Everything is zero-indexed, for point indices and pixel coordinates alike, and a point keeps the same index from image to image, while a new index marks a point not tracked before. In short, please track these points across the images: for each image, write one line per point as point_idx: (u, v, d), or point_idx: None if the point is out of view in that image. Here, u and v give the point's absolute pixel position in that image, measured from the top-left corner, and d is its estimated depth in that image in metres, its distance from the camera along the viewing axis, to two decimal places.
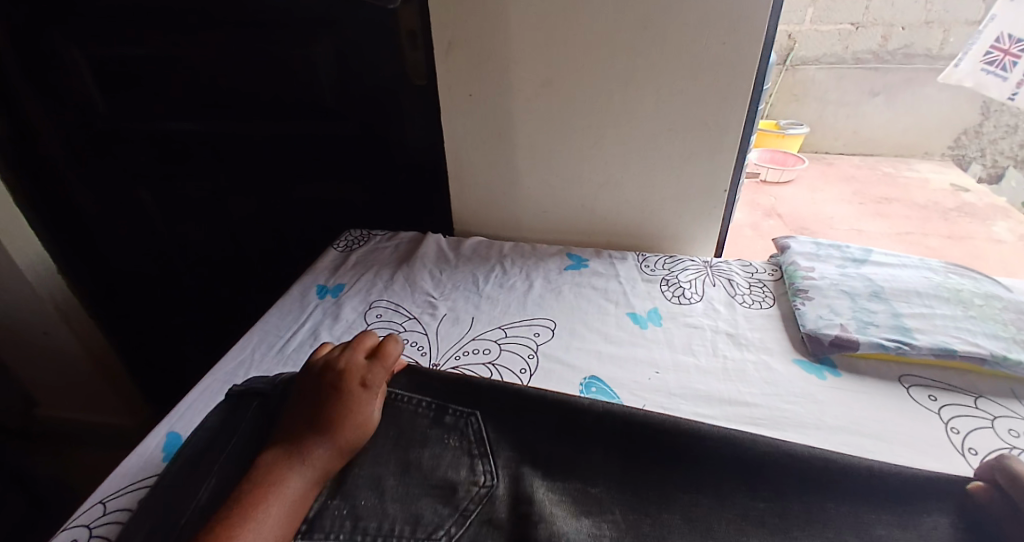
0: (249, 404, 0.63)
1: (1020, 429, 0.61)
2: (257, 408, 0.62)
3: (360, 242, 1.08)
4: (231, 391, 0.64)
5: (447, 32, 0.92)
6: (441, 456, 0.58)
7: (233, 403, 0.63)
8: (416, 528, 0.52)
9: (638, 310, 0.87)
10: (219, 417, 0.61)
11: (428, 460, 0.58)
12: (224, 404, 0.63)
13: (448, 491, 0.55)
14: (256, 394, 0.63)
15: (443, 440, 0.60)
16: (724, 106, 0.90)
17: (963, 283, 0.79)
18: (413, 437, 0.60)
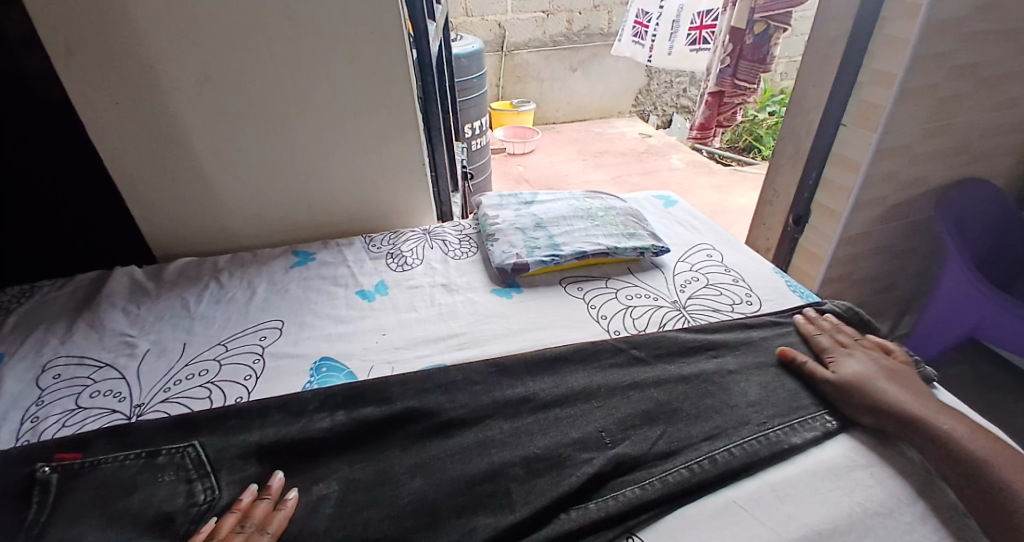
0: None
1: (634, 293, 0.88)
2: None
3: (18, 298, 0.88)
4: None
5: (59, 34, 0.81)
6: (154, 495, 0.54)
7: None
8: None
9: (366, 286, 0.93)
10: None
11: (138, 505, 0.53)
12: None
13: (163, 523, 0.51)
14: None
15: (156, 479, 0.55)
16: (392, 89, 1.01)
17: (594, 203, 1.07)
18: (118, 483, 0.55)
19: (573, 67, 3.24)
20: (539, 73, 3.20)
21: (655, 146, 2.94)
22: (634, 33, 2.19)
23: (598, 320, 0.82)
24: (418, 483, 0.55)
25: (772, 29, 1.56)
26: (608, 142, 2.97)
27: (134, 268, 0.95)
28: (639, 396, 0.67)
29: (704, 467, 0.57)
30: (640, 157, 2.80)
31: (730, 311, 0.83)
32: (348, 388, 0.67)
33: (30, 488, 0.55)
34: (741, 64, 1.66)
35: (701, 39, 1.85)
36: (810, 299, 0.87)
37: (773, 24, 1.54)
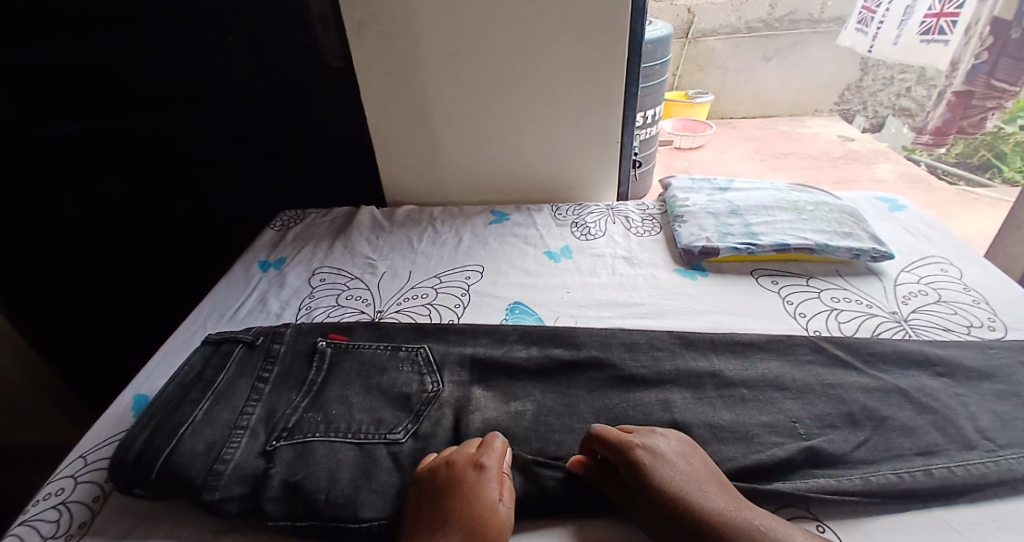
0: (222, 351, 0.71)
1: (840, 295, 0.81)
2: (226, 357, 0.70)
3: (295, 221, 1.15)
4: (208, 339, 0.72)
5: (355, 13, 1.01)
6: (396, 377, 0.68)
7: (209, 349, 0.71)
8: (379, 428, 0.61)
9: (552, 248, 1.02)
10: (196, 360, 0.69)
11: (387, 382, 0.67)
12: (201, 350, 0.71)
13: (404, 399, 0.65)
14: (228, 344, 0.72)
15: (397, 367, 0.69)
16: (603, 67, 1.06)
17: (799, 196, 1.00)
18: (372, 363, 0.70)
19: (767, 57, 2.87)
20: (724, 61, 2.89)
21: (858, 150, 2.55)
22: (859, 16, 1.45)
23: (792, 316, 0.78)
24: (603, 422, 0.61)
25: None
26: (797, 141, 2.67)
27: (372, 208, 1.17)
28: (841, 395, 0.63)
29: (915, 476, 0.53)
30: (833, 164, 2.41)
31: (965, 333, 0.71)
32: (542, 330, 0.75)
33: (314, 354, 0.72)
34: (1004, 60, 1.16)
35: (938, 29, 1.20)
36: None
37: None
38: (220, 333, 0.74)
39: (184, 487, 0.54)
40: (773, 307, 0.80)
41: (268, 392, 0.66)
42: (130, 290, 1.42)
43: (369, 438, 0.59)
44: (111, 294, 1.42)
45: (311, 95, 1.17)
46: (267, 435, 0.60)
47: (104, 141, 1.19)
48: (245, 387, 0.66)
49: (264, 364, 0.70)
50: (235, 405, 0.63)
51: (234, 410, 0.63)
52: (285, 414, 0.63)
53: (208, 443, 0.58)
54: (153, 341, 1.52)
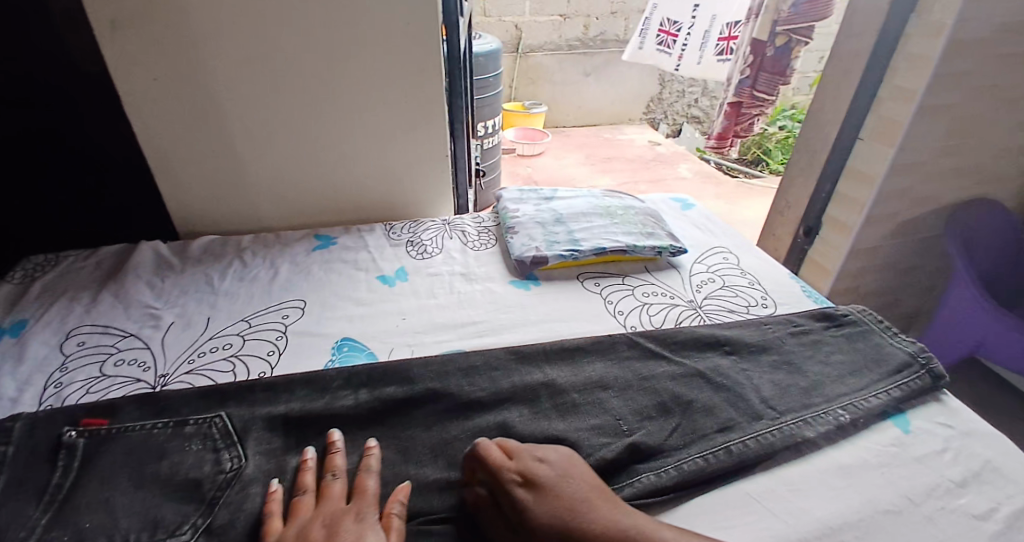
0: None
1: (651, 290, 0.89)
2: None
3: (42, 268, 0.89)
4: None
5: (103, 10, 0.82)
6: (180, 461, 0.55)
7: None
8: (154, 533, 0.48)
9: (386, 271, 0.94)
10: None
11: (167, 469, 0.54)
12: None
13: (192, 488, 0.52)
14: None
15: (183, 447, 0.56)
16: (424, 81, 1.03)
17: (613, 201, 1.08)
18: (146, 449, 0.56)
19: (585, 72, 3.24)
20: (552, 75, 3.21)
21: (665, 154, 2.95)
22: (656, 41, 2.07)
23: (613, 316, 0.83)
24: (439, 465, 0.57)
25: (793, 42, 1.56)
26: (618, 147, 3.04)
27: (158, 243, 0.96)
28: (657, 388, 0.68)
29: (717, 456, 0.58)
30: (648, 165, 2.80)
31: (745, 312, 0.84)
32: (371, 369, 0.68)
33: (59, 448, 0.55)
34: (762, 76, 1.66)
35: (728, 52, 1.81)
36: (823, 304, 0.87)
37: (795, 37, 1.55)
38: None
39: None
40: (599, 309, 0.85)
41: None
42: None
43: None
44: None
45: (52, 107, 0.89)
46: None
47: None
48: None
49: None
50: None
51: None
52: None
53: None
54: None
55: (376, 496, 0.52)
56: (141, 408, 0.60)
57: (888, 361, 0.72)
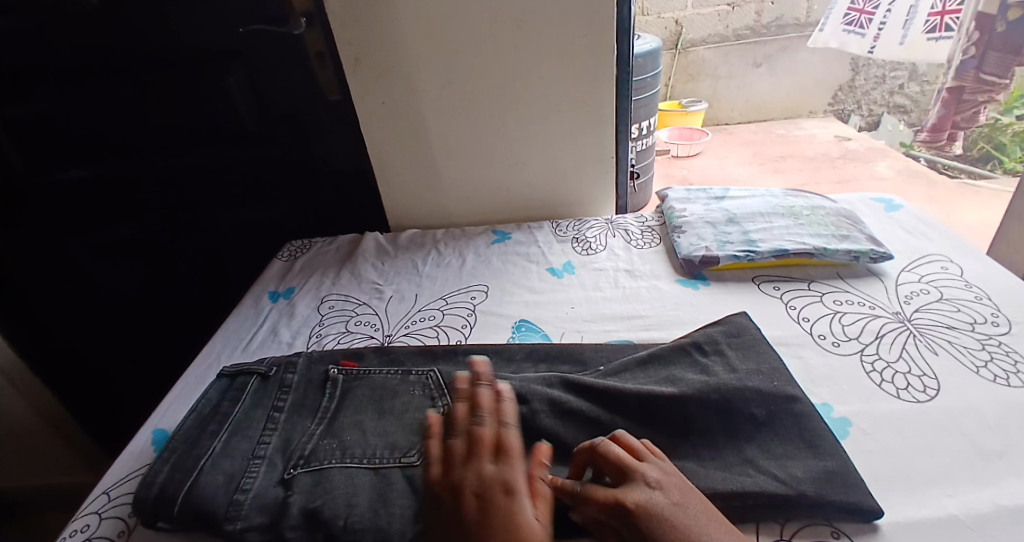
0: (238, 383, 0.73)
1: (843, 298, 0.82)
2: (241, 388, 0.72)
3: (301, 250, 1.17)
4: (225, 371, 0.74)
5: (352, 49, 1.06)
6: (408, 402, 0.69)
7: (226, 381, 0.73)
8: (393, 452, 0.62)
9: (555, 264, 1.03)
10: (213, 393, 0.71)
11: (400, 406, 0.68)
12: (218, 383, 0.73)
13: (417, 423, 0.65)
14: (245, 374, 0.74)
15: (409, 391, 0.71)
16: (598, 86, 1.09)
17: (796, 201, 1.01)
18: (384, 388, 0.72)
19: (757, 62, 2.98)
20: (715, 70, 3.02)
21: (855, 149, 2.53)
22: (843, 20, 1.57)
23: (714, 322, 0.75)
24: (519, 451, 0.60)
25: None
26: (794, 144, 2.72)
27: (377, 234, 1.19)
28: (750, 397, 0.60)
29: (834, 484, 0.52)
30: (831, 164, 2.42)
31: (969, 330, 0.72)
32: (548, 347, 0.76)
33: (326, 381, 0.73)
34: (990, 55, 1.38)
35: (945, 27, 1.33)
36: None
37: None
38: (235, 365, 0.76)
39: (205, 518, 0.55)
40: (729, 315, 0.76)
41: (283, 421, 0.67)
42: (132, 331, 1.44)
43: (384, 463, 0.60)
44: (113, 334, 1.43)
45: (308, 123, 1.18)
46: (284, 463, 0.61)
47: (112, 187, 1.23)
48: (261, 417, 0.67)
49: (278, 394, 0.71)
50: (252, 435, 0.65)
51: (252, 441, 0.64)
52: (301, 442, 0.63)
53: (228, 473, 0.59)
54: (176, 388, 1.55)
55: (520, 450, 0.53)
56: (373, 366, 0.76)
57: None
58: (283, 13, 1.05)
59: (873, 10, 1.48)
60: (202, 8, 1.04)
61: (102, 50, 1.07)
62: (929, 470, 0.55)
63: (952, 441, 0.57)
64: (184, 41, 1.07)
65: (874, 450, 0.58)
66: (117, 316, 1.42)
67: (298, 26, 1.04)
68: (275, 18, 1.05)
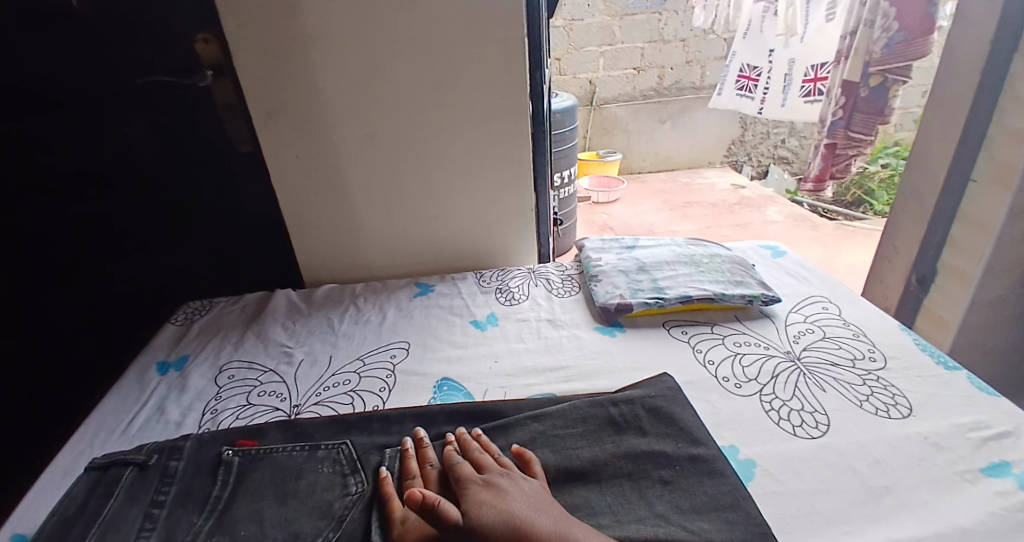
0: (109, 477, 0.63)
1: (742, 340, 0.88)
2: (116, 481, 0.63)
3: (202, 312, 1.07)
4: (92, 464, 0.64)
5: (263, 103, 1.02)
6: (315, 482, 0.63)
7: (94, 475, 0.63)
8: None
9: (478, 317, 1.02)
10: (79, 489, 0.61)
11: (305, 487, 0.62)
12: (84, 479, 0.63)
13: (324, 506, 0.60)
14: (120, 465, 0.64)
15: (317, 468, 0.65)
16: (516, 142, 1.14)
17: (698, 250, 1.10)
18: (288, 468, 0.65)
19: (663, 119, 3.29)
20: (626, 125, 3.30)
21: (749, 197, 2.82)
22: (736, 87, 1.86)
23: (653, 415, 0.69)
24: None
25: (889, 81, 1.28)
26: (698, 192, 2.99)
27: (289, 291, 1.12)
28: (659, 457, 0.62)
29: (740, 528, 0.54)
30: (729, 211, 2.66)
31: (851, 367, 0.80)
32: (470, 406, 0.74)
33: (219, 464, 0.65)
34: (856, 116, 1.36)
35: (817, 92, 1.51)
36: (949, 367, 0.79)
37: (891, 77, 1.26)
38: (106, 456, 0.66)
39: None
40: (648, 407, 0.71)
41: (164, 517, 0.58)
42: None
43: None
44: None
45: (214, 174, 1.11)
46: None
47: None
48: (137, 514, 0.58)
49: (161, 484, 0.62)
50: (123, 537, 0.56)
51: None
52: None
53: None
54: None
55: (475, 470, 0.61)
56: (281, 443, 0.69)
57: (992, 430, 0.67)
58: (187, 64, 1.00)
59: (758, 76, 1.76)
60: (95, 54, 0.97)
61: None
62: (825, 508, 0.59)
63: (837, 475, 0.62)
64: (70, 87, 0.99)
65: (775, 490, 0.61)
66: None
67: (205, 78, 1.00)
68: (177, 69, 1.00)
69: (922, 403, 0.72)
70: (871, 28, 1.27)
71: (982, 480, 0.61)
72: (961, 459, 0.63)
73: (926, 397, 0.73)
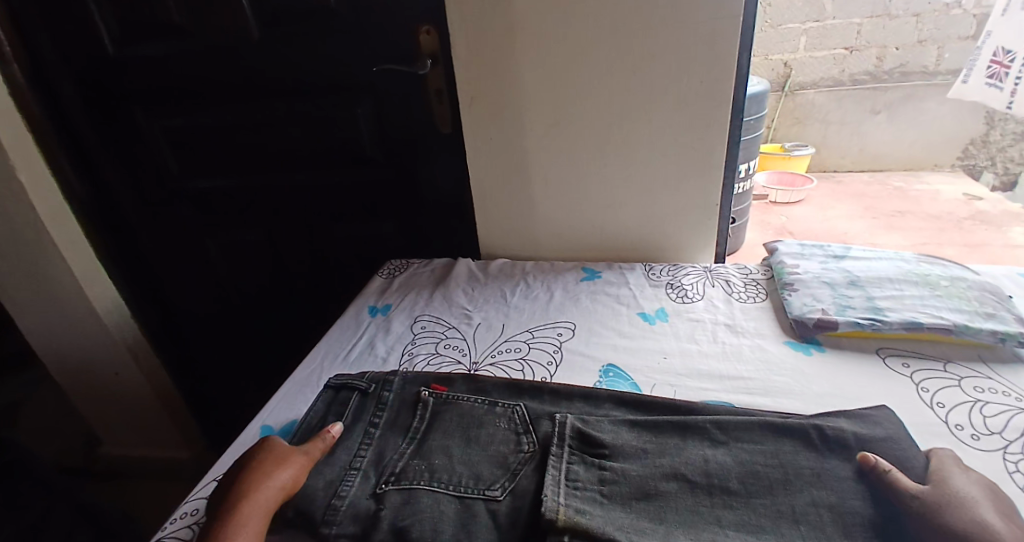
0: (342, 396, 0.77)
1: (984, 385, 0.70)
2: (345, 400, 0.76)
3: (400, 270, 1.23)
4: (331, 383, 0.79)
5: (469, 89, 1.11)
6: (493, 434, 0.69)
7: (332, 393, 0.78)
8: (477, 482, 0.61)
9: (646, 309, 0.99)
10: (320, 402, 0.76)
11: (485, 436, 0.69)
12: (326, 393, 0.78)
13: (503, 458, 0.65)
14: (347, 389, 0.78)
15: (495, 422, 0.71)
16: (709, 132, 1.06)
17: (932, 269, 0.90)
18: (471, 417, 0.72)
19: (876, 109, 2.73)
20: (827, 114, 2.79)
21: (991, 210, 2.23)
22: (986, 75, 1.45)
23: (880, 470, 0.56)
24: (622, 503, 0.57)
25: None
26: (915, 199, 2.44)
27: (469, 261, 1.22)
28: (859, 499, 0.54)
29: None
30: (958, 225, 2.13)
31: None
32: (639, 397, 0.72)
33: (417, 402, 0.75)
34: None
35: None
36: None
37: None
38: (341, 378, 0.80)
39: (304, 521, 0.58)
40: (863, 456, 0.58)
41: (377, 438, 0.70)
42: (239, 324, 1.60)
43: (469, 493, 0.60)
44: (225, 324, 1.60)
45: (416, 151, 1.26)
46: (377, 478, 0.63)
47: (242, 196, 1.39)
48: (359, 431, 0.71)
49: (376, 411, 0.74)
50: (350, 447, 0.68)
51: (350, 452, 0.67)
52: (392, 459, 0.66)
53: (327, 480, 0.63)
54: (269, 382, 1.69)
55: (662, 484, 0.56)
56: (463, 392, 0.76)
57: None
58: (411, 53, 1.14)
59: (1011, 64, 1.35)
60: (342, 44, 1.16)
61: (254, 78, 1.22)
62: None
63: None
64: (321, 73, 1.20)
65: None
66: (230, 309, 1.58)
67: (424, 65, 1.12)
68: (406, 57, 1.15)
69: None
70: None
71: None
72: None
73: None
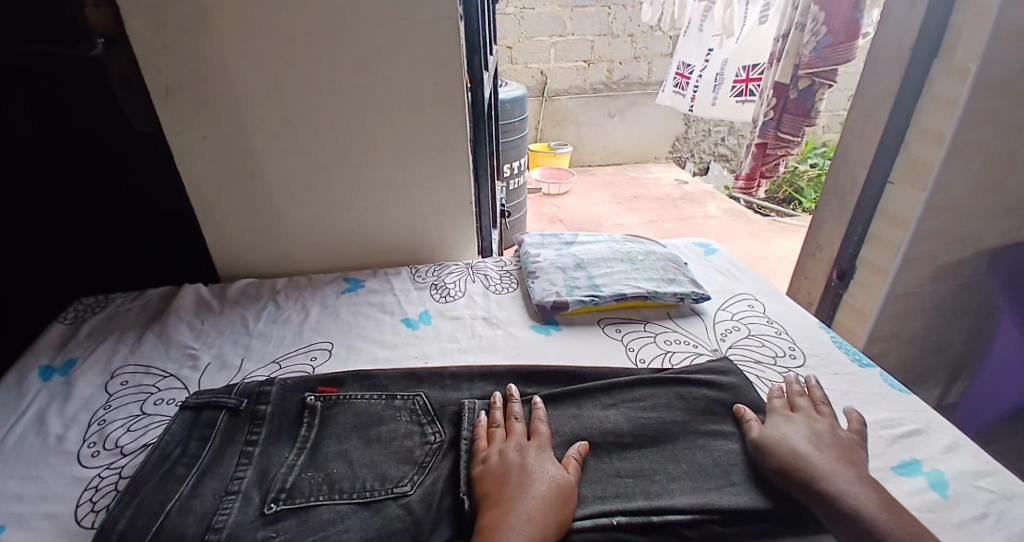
0: (205, 418, 0.65)
1: (671, 338, 0.89)
2: (210, 424, 0.64)
3: (95, 309, 0.95)
4: (187, 404, 0.66)
5: (161, 77, 0.92)
6: (395, 429, 0.65)
7: (190, 416, 0.65)
8: (384, 483, 0.57)
9: (410, 314, 0.97)
10: (177, 426, 0.63)
11: (387, 434, 0.64)
12: (182, 417, 0.65)
13: (407, 452, 0.62)
14: (211, 409, 0.66)
15: (396, 416, 0.67)
16: (450, 132, 1.08)
17: (633, 247, 1.10)
18: (372, 415, 0.67)
19: (612, 113, 3.32)
20: (577, 118, 3.30)
21: (691, 192, 2.92)
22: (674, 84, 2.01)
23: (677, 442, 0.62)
24: None
25: (817, 85, 1.32)
26: (645, 186, 3.05)
27: (200, 287, 1.02)
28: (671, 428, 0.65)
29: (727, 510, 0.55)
30: (674, 204, 2.74)
31: (773, 364, 0.82)
32: (434, 397, 0.70)
33: (303, 411, 0.67)
34: (785, 117, 1.40)
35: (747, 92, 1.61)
36: (863, 365, 0.83)
37: (818, 80, 1.31)
38: (198, 397, 0.67)
39: None
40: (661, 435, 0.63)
41: (258, 454, 0.60)
42: None
43: (376, 495, 0.56)
44: None
45: (105, 157, 0.99)
46: (262, 497, 0.55)
47: None
48: (235, 453, 0.60)
49: (252, 427, 0.64)
50: (225, 472, 0.58)
51: (224, 478, 0.57)
52: (280, 473, 0.58)
53: (200, 516, 0.52)
54: None
55: (550, 435, 0.63)
56: (345, 388, 0.71)
57: (900, 423, 0.71)
58: (72, 30, 0.86)
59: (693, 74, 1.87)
60: None
61: None
62: None
63: None
64: None
65: None
66: None
67: (96, 47, 0.87)
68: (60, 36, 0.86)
69: (837, 399, 0.75)
70: (803, 31, 1.30)
71: (893, 477, 0.63)
72: (875, 456, 0.65)
73: (841, 392, 0.76)
